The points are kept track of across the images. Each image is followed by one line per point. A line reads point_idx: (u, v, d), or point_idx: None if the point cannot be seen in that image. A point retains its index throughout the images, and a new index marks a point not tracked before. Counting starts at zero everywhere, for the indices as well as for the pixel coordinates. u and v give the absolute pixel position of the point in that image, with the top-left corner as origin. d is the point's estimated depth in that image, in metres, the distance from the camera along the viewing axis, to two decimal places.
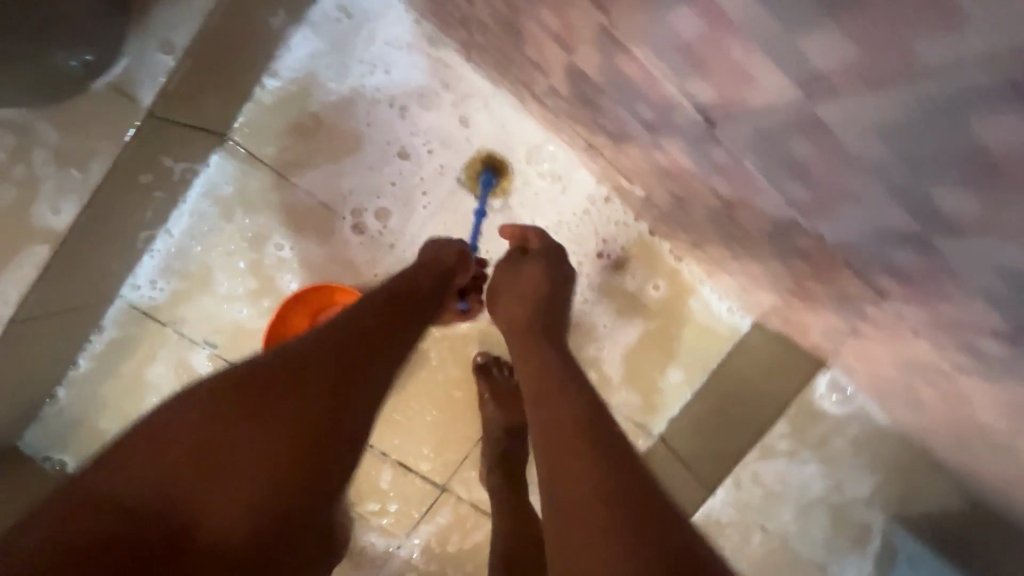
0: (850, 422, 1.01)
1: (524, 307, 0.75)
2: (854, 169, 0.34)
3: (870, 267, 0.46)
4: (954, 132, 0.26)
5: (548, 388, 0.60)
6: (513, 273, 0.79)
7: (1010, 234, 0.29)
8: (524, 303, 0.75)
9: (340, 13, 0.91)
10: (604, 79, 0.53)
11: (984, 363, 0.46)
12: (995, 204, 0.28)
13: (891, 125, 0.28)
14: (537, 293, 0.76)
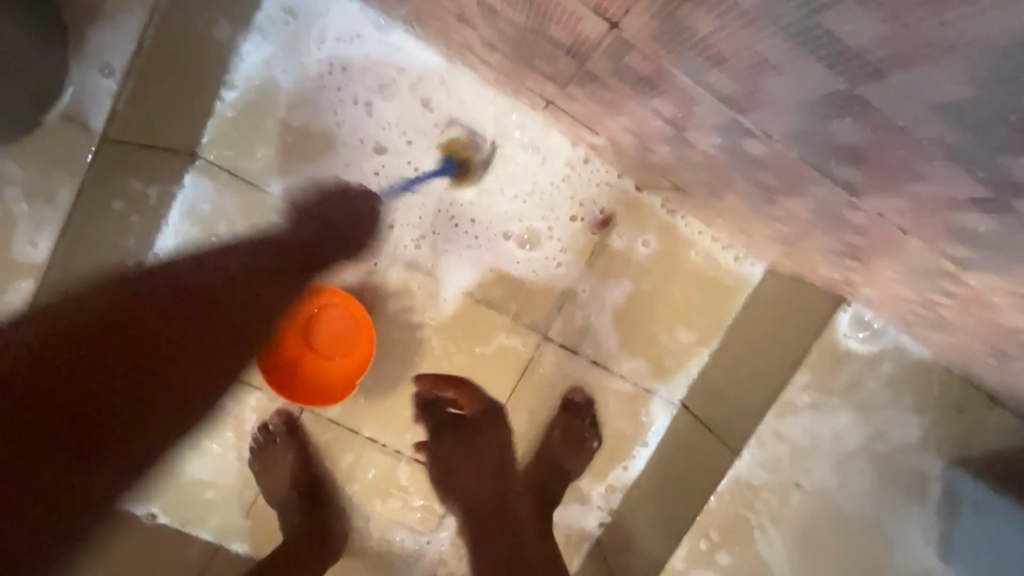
0: (881, 359, 0.91)
1: (476, 464, 1.02)
2: (752, 28, 0.29)
3: (824, 159, 0.41)
4: None
5: (502, 525, 0.99)
6: (461, 445, 1.03)
7: (920, 48, 0.24)
8: (480, 477, 1.02)
9: (287, 15, 0.89)
10: (516, 13, 0.50)
11: (980, 248, 0.40)
12: (900, 11, 0.22)
13: None
14: (491, 451, 1.03)
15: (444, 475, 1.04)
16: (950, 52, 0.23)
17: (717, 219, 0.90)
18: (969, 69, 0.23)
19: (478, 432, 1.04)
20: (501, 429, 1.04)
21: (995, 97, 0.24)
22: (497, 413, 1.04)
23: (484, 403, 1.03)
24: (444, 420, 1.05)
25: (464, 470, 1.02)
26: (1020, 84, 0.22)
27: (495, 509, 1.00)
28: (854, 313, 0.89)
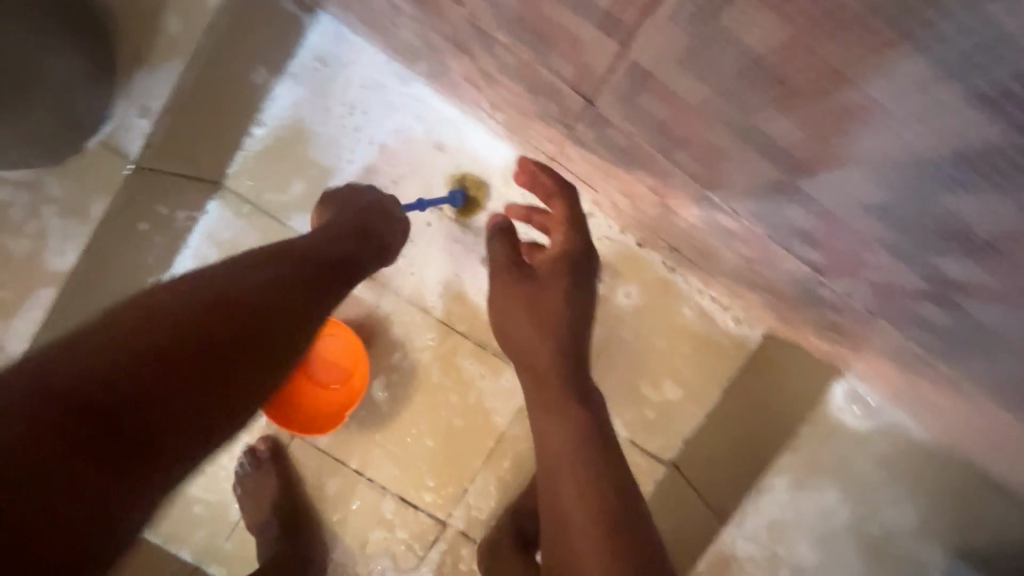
0: (877, 437, 0.92)
1: (528, 311, 0.63)
2: (700, 120, 0.32)
3: (790, 243, 0.42)
4: (735, 54, 0.23)
5: (557, 397, 0.58)
6: (520, 296, 0.64)
7: (835, 155, 0.25)
8: (543, 341, 0.61)
9: (318, 64, 0.97)
10: (516, 85, 0.53)
11: (937, 336, 0.41)
12: (814, 123, 0.24)
13: (691, 60, 0.26)
14: (545, 303, 0.63)
15: (516, 340, 0.64)
16: (860, 162, 0.25)
17: (712, 280, 0.91)
18: (880, 177, 0.25)
19: (538, 282, 0.64)
20: (578, 285, 0.64)
21: (908, 204, 0.25)
22: (580, 255, 0.66)
23: (568, 248, 0.66)
24: (504, 269, 0.67)
25: (517, 330, 0.63)
26: (924, 192, 0.24)
27: (547, 376, 0.60)
28: (850, 387, 0.93)
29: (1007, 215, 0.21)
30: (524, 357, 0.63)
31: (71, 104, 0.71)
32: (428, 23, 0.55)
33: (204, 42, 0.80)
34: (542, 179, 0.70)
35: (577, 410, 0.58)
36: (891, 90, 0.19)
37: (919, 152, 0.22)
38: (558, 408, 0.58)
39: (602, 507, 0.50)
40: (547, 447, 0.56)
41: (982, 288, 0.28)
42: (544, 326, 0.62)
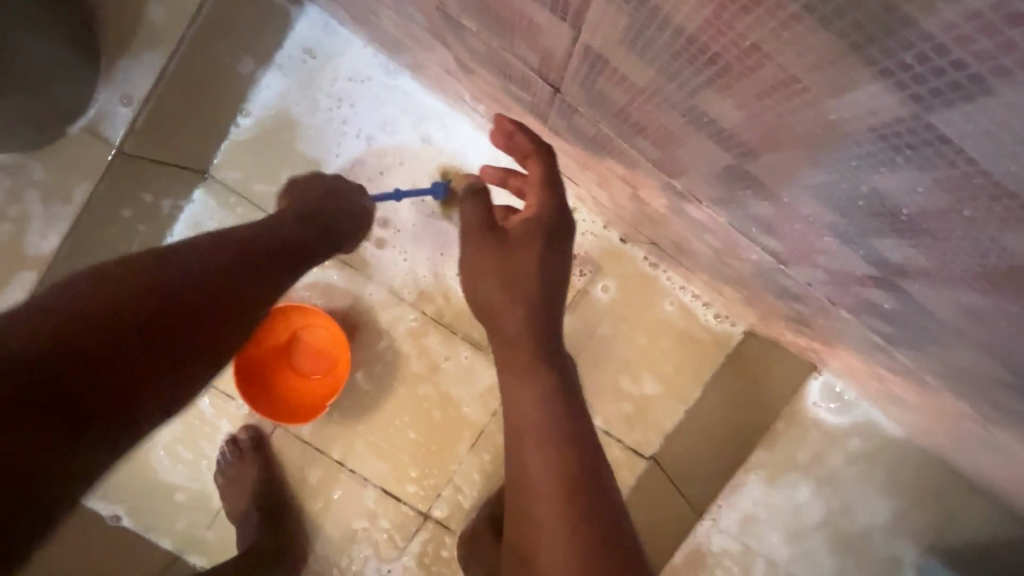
0: (853, 433, 0.93)
1: (495, 275, 0.57)
2: (650, 102, 0.32)
3: (751, 231, 0.43)
4: (669, 33, 0.24)
5: (525, 364, 0.54)
6: (487, 259, 0.58)
7: (769, 136, 0.26)
8: (512, 307, 0.56)
9: (306, 56, 0.97)
10: (491, 74, 0.54)
11: (889, 324, 0.42)
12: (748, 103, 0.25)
13: (632, 40, 0.27)
14: (517, 267, 0.57)
15: (484, 305, 0.59)
16: (790, 143, 0.25)
17: (693, 276, 0.92)
18: (811, 158, 0.25)
19: (511, 245, 0.58)
20: (554, 247, 0.58)
21: (840, 186, 0.26)
22: (558, 215, 0.58)
23: (543, 208, 0.58)
24: (473, 230, 0.60)
25: (486, 295, 0.58)
26: (852, 175, 0.24)
27: (516, 343, 0.55)
28: (827, 383, 0.94)
29: (921, 195, 0.22)
30: (492, 320, 0.58)
31: (50, 85, 0.71)
32: (407, 14, 0.56)
33: (188, 32, 0.81)
34: (520, 137, 0.60)
35: (546, 379, 0.53)
36: (807, 69, 0.20)
37: (835, 134, 0.22)
38: (527, 372, 0.54)
39: (567, 477, 0.48)
40: (514, 412, 0.53)
41: (917, 270, 0.29)
42: (514, 292, 0.56)
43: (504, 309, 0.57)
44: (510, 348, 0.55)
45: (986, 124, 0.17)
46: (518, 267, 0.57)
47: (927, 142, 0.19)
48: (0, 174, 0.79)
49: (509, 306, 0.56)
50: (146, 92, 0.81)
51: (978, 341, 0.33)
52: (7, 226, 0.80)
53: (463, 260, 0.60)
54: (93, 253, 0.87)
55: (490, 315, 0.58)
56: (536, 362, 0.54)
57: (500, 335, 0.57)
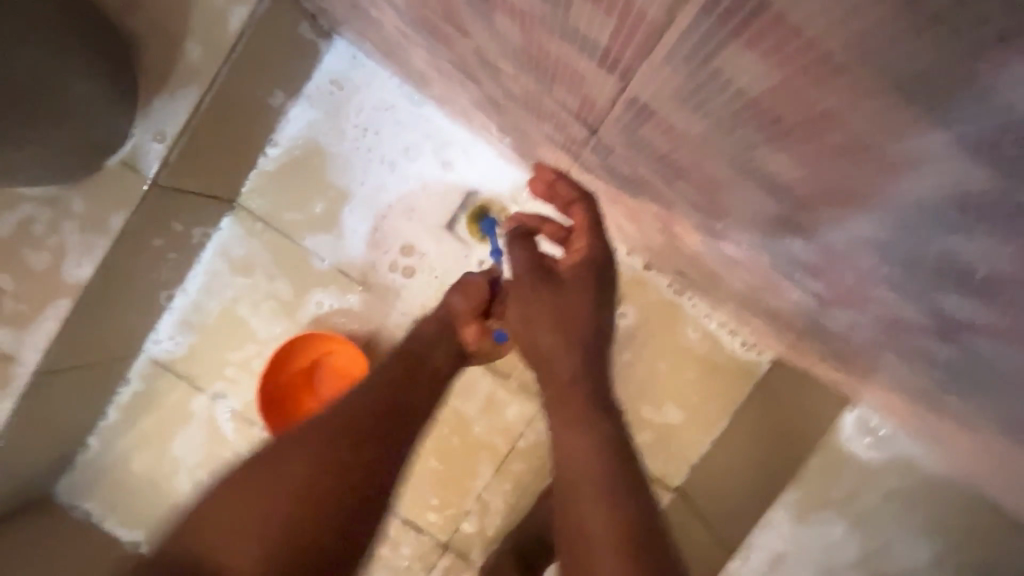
0: (889, 470, 0.90)
1: (550, 314, 0.58)
2: (697, 151, 0.32)
3: (794, 273, 0.42)
4: (727, 92, 0.24)
5: (579, 411, 0.53)
6: (543, 298, 0.59)
7: (828, 191, 0.25)
8: (566, 349, 0.57)
9: (333, 87, 0.99)
10: (523, 113, 0.54)
11: (941, 369, 0.40)
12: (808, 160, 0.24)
13: (685, 95, 0.26)
14: (568, 310, 0.58)
15: (534, 349, 0.59)
16: (850, 199, 0.25)
17: (719, 304, 0.91)
18: (875, 216, 0.25)
19: (563, 287, 0.60)
20: (602, 292, 0.60)
21: (905, 243, 0.25)
22: (606, 262, 0.61)
23: (592, 251, 0.60)
24: (525, 267, 0.61)
25: (539, 333, 0.58)
26: (919, 235, 0.24)
27: (567, 390, 0.55)
28: (860, 416, 0.91)
29: (998, 259, 0.21)
30: (543, 362, 0.58)
31: (92, 121, 0.73)
32: (439, 54, 0.57)
33: (224, 64, 0.81)
34: (562, 186, 0.64)
35: (601, 425, 0.53)
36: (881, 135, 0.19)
37: (906, 196, 0.22)
38: (576, 420, 0.53)
39: (624, 531, 0.46)
40: (566, 463, 0.51)
41: (983, 326, 0.28)
42: (568, 333, 0.58)
43: (557, 349, 0.57)
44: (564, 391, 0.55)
45: None
46: (570, 307, 0.58)
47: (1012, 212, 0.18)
48: (38, 206, 0.79)
49: (562, 346, 0.57)
50: (182, 123, 0.81)
51: None
52: (43, 257, 0.80)
53: (514, 297, 0.61)
54: (124, 281, 0.89)
55: (539, 356, 0.59)
56: (589, 408, 0.54)
57: (550, 377, 0.57)
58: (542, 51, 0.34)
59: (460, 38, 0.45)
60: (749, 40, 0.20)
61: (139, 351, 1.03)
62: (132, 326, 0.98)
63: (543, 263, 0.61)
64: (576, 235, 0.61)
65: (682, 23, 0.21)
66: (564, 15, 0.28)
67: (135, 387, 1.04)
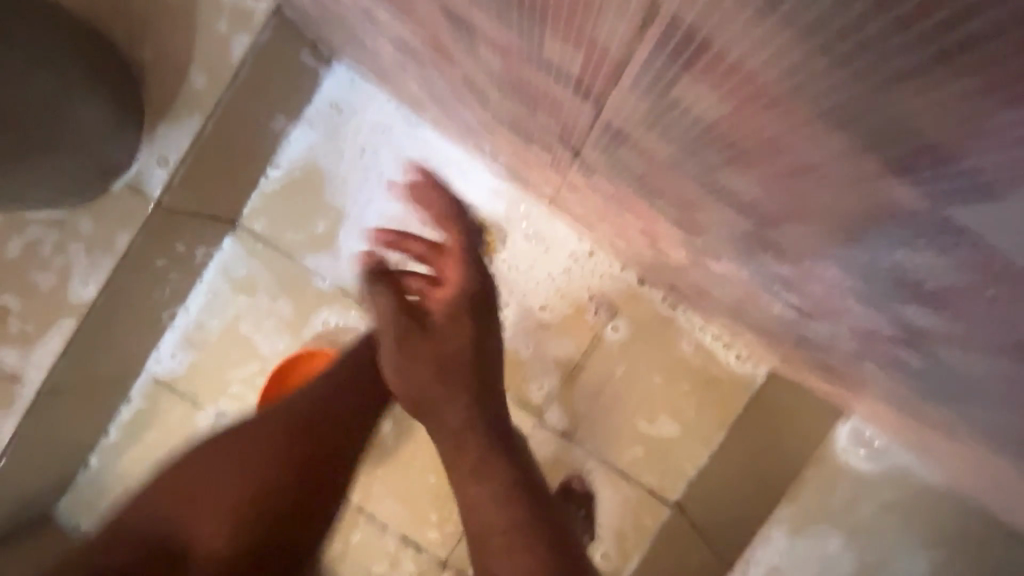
0: (885, 482, 0.89)
1: (431, 364, 0.57)
2: (670, 171, 0.34)
3: (773, 287, 0.43)
4: (689, 120, 0.26)
5: (473, 464, 0.54)
6: (416, 351, 0.58)
7: (788, 209, 0.27)
8: (451, 403, 0.56)
9: (332, 110, 1.02)
10: (512, 135, 0.56)
11: (917, 379, 0.41)
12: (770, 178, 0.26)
13: (652, 121, 0.28)
14: (449, 356, 0.58)
15: (425, 406, 0.58)
16: (807, 217, 0.26)
17: (711, 318, 0.92)
18: (831, 232, 0.26)
19: (432, 333, 0.59)
20: (479, 325, 0.61)
21: (862, 258, 0.27)
22: (470, 292, 0.63)
23: (463, 282, 0.63)
24: (387, 312, 0.62)
25: (419, 383, 0.57)
26: (873, 251, 0.25)
27: (461, 445, 0.55)
28: (855, 428, 0.91)
29: (943, 272, 0.23)
30: (432, 412, 0.57)
31: (95, 147, 0.75)
32: (432, 81, 0.60)
33: (226, 90, 0.84)
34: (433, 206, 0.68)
35: (502, 474, 0.53)
36: (823, 159, 0.21)
37: (856, 216, 0.23)
38: (472, 472, 0.53)
39: None
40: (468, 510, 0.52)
41: (943, 336, 0.29)
42: (445, 380, 0.57)
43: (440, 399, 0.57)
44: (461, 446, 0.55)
45: (994, 220, 0.18)
46: (442, 355, 0.58)
47: (944, 229, 0.20)
48: (44, 228, 0.82)
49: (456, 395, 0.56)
50: (185, 147, 0.84)
51: (1009, 401, 0.33)
52: (49, 278, 0.82)
53: (394, 348, 0.60)
54: (128, 302, 0.90)
55: (429, 408, 0.58)
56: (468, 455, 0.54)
57: (439, 425, 0.57)
58: (522, 79, 0.36)
59: (448, 66, 0.47)
60: (702, 74, 0.22)
61: (141, 370, 1.05)
62: (135, 345, 0.99)
63: (411, 309, 0.62)
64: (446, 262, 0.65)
65: (641, 57, 0.23)
66: (540, 50, 0.30)
67: (136, 406, 1.05)
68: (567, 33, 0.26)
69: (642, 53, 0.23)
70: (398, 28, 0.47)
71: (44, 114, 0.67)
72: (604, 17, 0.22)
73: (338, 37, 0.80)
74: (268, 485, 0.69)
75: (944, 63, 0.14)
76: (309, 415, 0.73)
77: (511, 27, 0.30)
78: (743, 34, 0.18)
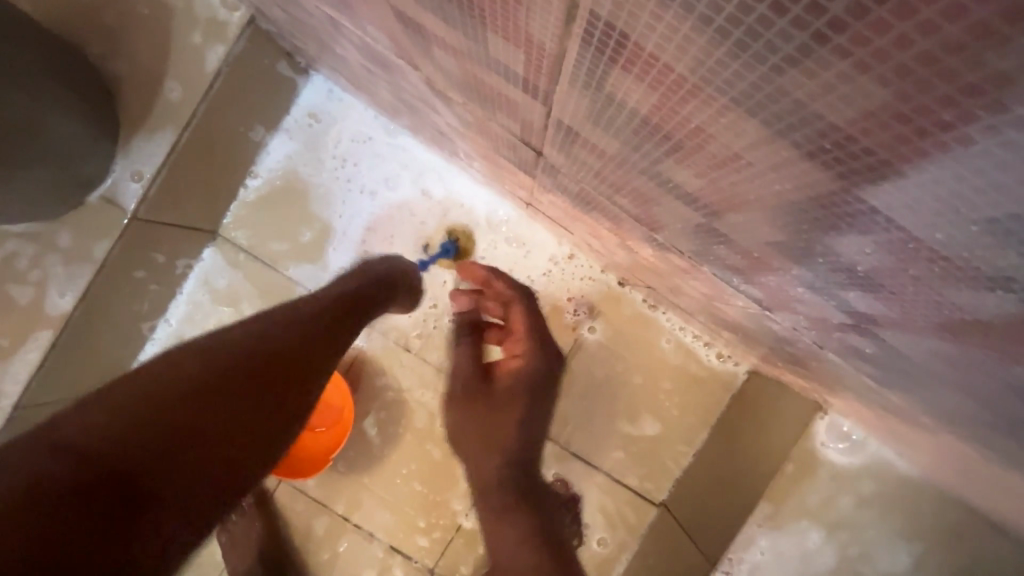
0: (865, 474, 0.90)
1: (476, 436, 0.65)
2: (621, 167, 0.35)
3: (734, 280, 0.44)
4: (626, 115, 0.26)
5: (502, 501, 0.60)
6: (478, 408, 0.67)
7: (727, 200, 0.28)
8: (488, 452, 0.63)
9: (311, 120, 1.03)
10: (481, 138, 0.57)
11: (875, 367, 0.42)
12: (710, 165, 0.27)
13: (595, 117, 0.29)
14: (502, 429, 0.65)
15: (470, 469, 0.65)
16: (744, 206, 0.27)
17: (689, 316, 0.93)
18: (766, 221, 0.27)
19: (495, 399, 0.67)
20: (533, 410, 0.67)
21: (798, 245, 0.28)
22: (536, 375, 0.70)
23: (532, 365, 0.71)
24: (468, 372, 0.71)
25: (466, 440, 0.66)
26: (807, 238, 0.26)
27: (491, 486, 0.62)
28: (834, 422, 0.92)
29: (868, 255, 0.24)
30: (474, 462, 0.64)
31: (71, 160, 0.75)
32: (403, 86, 0.60)
33: (203, 100, 0.84)
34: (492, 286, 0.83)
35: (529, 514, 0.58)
36: (744, 147, 0.22)
37: (785, 204, 0.24)
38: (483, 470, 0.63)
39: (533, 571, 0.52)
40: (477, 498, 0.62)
41: (885, 319, 0.30)
42: (489, 432, 0.64)
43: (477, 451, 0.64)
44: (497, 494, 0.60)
45: (902, 199, 0.18)
46: (480, 428, 0.65)
47: (860, 211, 0.21)
48: (21, 240, 0.81)
49: (498, 433, 0.64)
50: (162, 160, 0.84)
51: (954, 382, 0.33)
52: (26, 290, 0.82)
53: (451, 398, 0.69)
54: (106, 315, 0.90)
55: (473, 456, 0.65)
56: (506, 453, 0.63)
57: (478, 468, 0.64)
58: (478, 81, 0.37)
59: (413, 71, 0.48)
60: (627, 69, 0.23)
61: None
62: (115, 356, 0.99)
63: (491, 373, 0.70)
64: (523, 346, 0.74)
65: (572, 53, 0.24)
66: (486, 50, 0.30)
67: None
68: (506, 33, 0.27)
69: (573, 50, 0.24)
70: (363, 34, 0.48)
71: (18, 127, 0.67)
72: (535, 16, 0.23)
73: (313, 46, 0.81)
74: (168, 424, 0.40)
75: (824, 46, 0.15)
76: (284, 338, 0.50)
77: (457, 28, 0.30)
78: (653, 27, 0.19)
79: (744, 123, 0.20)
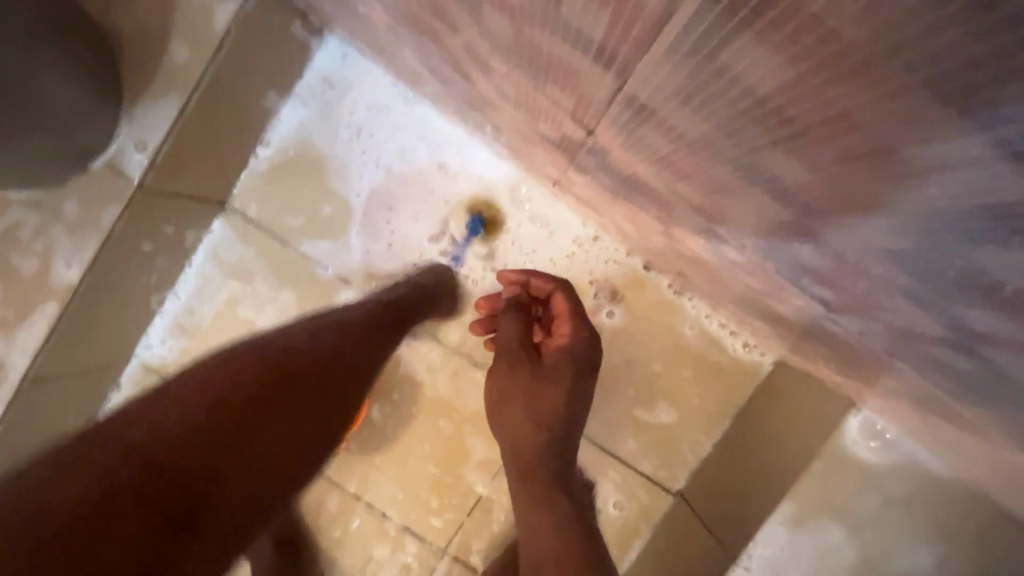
0: (895, 474, 0.87)
1: (524, 401, 0.68)
2: (700, 154, 0.30)
3: (804, 282, 0.40)
4: (736, 91, 0.22)
5: (540, 491, 0.66)
6: (523, 380, 0.69)
7: (845, 199, 0.24)
8: (534, 430, 0.67)
9: (325, 86, 0.97)
10: (518, 113, 0.52)
11: (957, 381, 0.38)
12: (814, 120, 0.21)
13: (690, 92, 0.24)
14: (550, 400, 0.67)
15: (509, 441, 0.70)
16: (870, 207, 0.23)
17: (720, 306, 0.89)
18: (895, 226, 0.23)
19: (542, 370, 0.70)
20: (579, 385, 0.70)
21: (928, 256, 0.23)
22: (581, 352, 0.72)
23: (575, 345, 0.72)
24: (514, 346, 0.72)
25: (514, 414, 0.69)
26: (947, 248, 0.22)
27: (534, 469, 0.67)
28: (865, 420, 0.89)
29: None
30: (512, 439, 0.69)
31: (68, 123, 0.70)
32: (433, 52, 0.55)
33: (211, 62, 0.79)
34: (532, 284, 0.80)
35: (560, 504, 0.65)
36: (908, 140, 0.17)
37: (942, 208, 0.20)
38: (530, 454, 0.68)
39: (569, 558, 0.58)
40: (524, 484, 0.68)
41: (1011, 342, 0.26)
42: (532, 416, 0.68)
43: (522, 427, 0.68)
44: (534, 480, 0.67)
45: None
46: (525, 404, 0.68)
47: None
48: (24, 210, 0.77)
49: (541, 410, 0.67)
50: (167, 127, 0.79)
51: None
52: (31, 262, 0.78)
53: (500, 368, 0.72)
54: (113, 289, 0.87)
55: (510, 434, 0.69)
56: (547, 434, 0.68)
57: (519, 446, 0.68)
58: (535, 47, 0.32)
59: (451, 35, 0.43)
60: (759, 32, 0.18)
61: (132, 356, 1.02)
62: (123, 330, 0.96)
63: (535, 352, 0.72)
64: (563, 324, 0.75)
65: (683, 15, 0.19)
66: (558, 11, 0.26)
67: (126, 394, 1.03)
68: None
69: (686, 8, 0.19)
70: None
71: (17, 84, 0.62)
72: None
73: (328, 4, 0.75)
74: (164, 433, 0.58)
75: None
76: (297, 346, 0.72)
77: None
78: None
79: (925, 109, 0.16)
